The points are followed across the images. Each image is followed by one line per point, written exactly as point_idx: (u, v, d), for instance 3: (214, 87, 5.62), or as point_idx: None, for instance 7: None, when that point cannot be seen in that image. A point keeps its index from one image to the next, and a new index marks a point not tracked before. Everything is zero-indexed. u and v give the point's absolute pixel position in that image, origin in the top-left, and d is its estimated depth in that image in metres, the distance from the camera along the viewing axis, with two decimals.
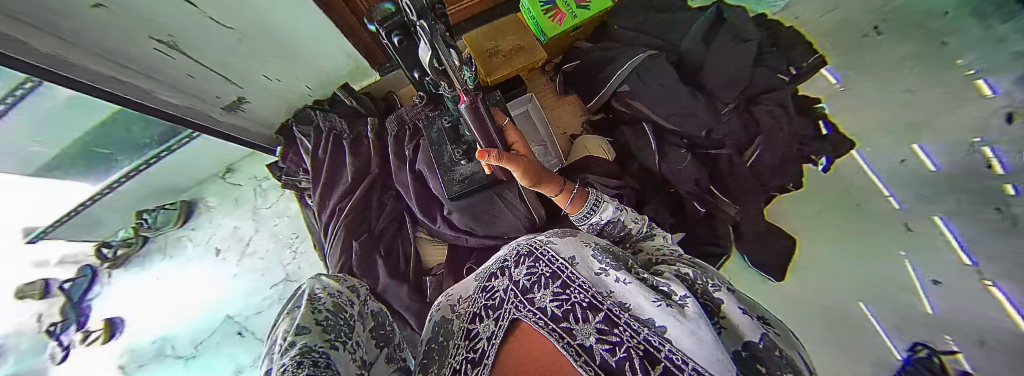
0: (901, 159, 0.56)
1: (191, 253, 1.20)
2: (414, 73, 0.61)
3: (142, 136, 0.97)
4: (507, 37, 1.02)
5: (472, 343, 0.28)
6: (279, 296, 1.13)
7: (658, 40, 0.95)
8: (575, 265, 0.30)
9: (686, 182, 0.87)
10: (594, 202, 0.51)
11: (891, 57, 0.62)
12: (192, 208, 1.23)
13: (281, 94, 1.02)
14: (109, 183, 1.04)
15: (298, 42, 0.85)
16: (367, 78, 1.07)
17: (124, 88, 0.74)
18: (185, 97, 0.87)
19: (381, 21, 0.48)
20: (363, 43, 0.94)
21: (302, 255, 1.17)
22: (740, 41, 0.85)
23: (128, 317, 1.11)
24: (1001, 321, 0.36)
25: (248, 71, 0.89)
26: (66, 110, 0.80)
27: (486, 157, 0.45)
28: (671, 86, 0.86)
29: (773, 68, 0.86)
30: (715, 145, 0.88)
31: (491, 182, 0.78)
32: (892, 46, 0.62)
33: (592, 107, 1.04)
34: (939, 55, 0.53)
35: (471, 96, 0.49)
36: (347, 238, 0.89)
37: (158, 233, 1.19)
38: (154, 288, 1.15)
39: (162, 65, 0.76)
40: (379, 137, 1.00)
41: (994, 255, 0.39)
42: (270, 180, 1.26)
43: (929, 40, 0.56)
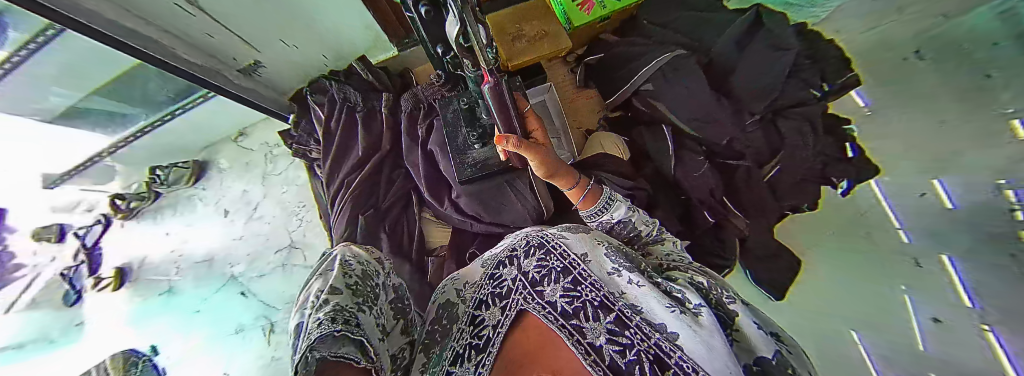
0: (921, 193, 0.53)
1: (201, 211, 1.22)
2: (436, 48, 0.59)
3: (158, 93, 0.98)
4: (532, 21, 0.99)
5: (476, 329, 0.28)
6: (283, 262, 1.15)
7: (687, 40, 0.93)
8: (587, 262, 0.30)
9: (700, 190, 0.85)
10: (608, 200, 0.50)
11: (921, 74, 0.59)
12: (203, 168, 1.25)
13: (295, 61, 1.01)
14: (122, 139, 1.07)
15: (319, 8, 0.84)
16: (386, 53, 1.05)
17: (145, 43, 0.75)
18: (203, 56, 0.87)
19: None
20: (384, 16, 0.91)
21: (308, 224, 1.19)
22: (776, 50, 0.82)
23: (136, 267, 1.15)
24: (985, 360, 0.36)
25: (266, 34, 0.88)
26: (85, 62, 0.82)
27: (504, 143, 0.45)
28: (698, 90, 0.83)
29: (806, 82, 0.83)
30: (735, 156, 0.86)
31: (504, 169, 0.78)
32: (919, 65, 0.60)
33: (610, 104, 1.02)
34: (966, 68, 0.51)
35: (496, 76, 0.46)
36: (354, 212, 0.90)
37: (171, 189, 1.22)
38: (166, 243, 1.18)
39: (178, 20, 0.76)
40: (392, 113, 1.00)
41: (996, 294, 0.38)
42: (280, 148, 1.26)
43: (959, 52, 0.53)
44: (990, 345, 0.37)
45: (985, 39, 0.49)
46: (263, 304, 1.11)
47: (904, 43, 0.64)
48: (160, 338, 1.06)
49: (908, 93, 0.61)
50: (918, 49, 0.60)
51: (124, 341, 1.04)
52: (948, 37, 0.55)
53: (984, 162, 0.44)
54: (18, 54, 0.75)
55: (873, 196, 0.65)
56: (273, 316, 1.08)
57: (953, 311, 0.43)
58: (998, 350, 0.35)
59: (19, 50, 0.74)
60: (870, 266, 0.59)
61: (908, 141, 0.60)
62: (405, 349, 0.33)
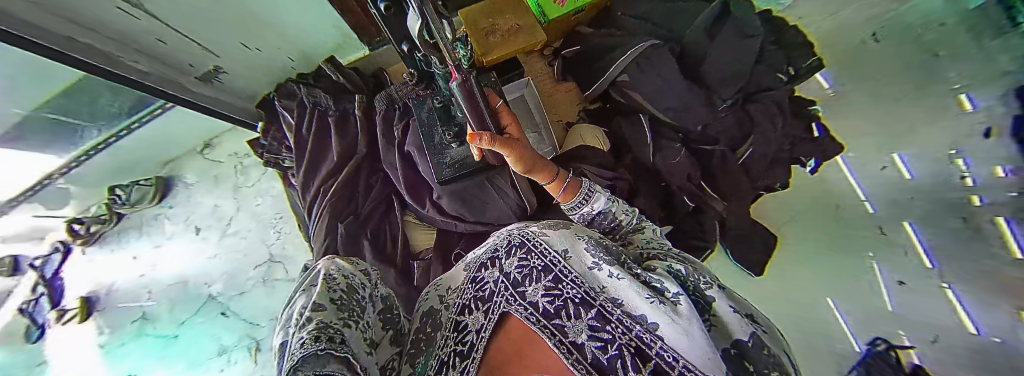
0: (883, 166, 0.57)
1: (170, 231, 1.15)
2: (403, 46, 0.57)
3: (109, 107, 0.92)
4: (506, 15, 0.98)
5: (460, 336, 0.28)
6: (263, 277, 1.11)
7: (660, 29, 0.94)
8: (567, 259, 0.30)
9: (679, 176, 0.86)
10: (587, 193, 0.50)
11: (881, 57, 0.62)
12: (169, 184, 1.18)
13: (260, 65, 0.96)
14: (78, 154, 1.00)
15: (282, 9, 0.80)
16: (357, 52, 1.03)
17: (91, 53, 0.70)
18: (157, 64, 0.82)
19: None
20: (357, 20, 0.88)
21: (286, 236, 1.15)
22: (745, 36, 0.84)
23: (106, 295, 1.07)
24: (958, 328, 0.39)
25: (225, 37, 0.83)
26: (22, 76, 0.75)
27: (478, 140, 0.43)
28: (673, 79, 0.85)
29: (773, 66, 0.83)
30: (709, 141, 0.88)
31: (484, 167, 0.76)
32: (878, 49, 0.63)
33: (590, 96, 1.03)
34: (922, 51, 0.55)
35: (463, 75, 0.47)
36: (332, 219, 0.87)
37: (134, 210, 1.15)
38: (132, 268, 1.11)
39: (129, 27, 0.71)
40: (366, 115, 0.97)
41: (959, 263, 0.42)
42: (251, 158, 1.20)
43: (914, 36, 0.57)
44: (957, 314, 0.40)
45: (935, 20, 0.54)
46: (245, 322, 1.06)
47: (863, 27, 0.68)
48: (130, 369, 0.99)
49: (870, 70, 0.64)
50: (875, 31, 0.65)
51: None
52: (904, 21, 0.60)
53: (942, 135, 0.47)
54: None
55: (838, 170, 0.69)
56: (258, 335, 1.05)
57: (916, 277, 0.47)
58: (964, 320, 0.39)
59: None
60: (840, 239, 0.61)
61: (867, 119, 0.63)
62: (393, 360, 0.32)
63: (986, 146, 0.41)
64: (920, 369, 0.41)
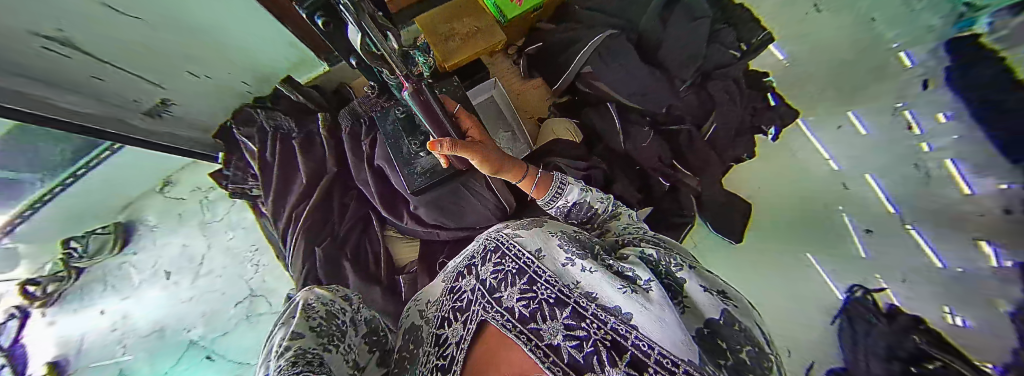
0: (839, 125, 0.61)
1: (139, 280, 1.08)
2: (351, 60, 0.58)
3: (54, 154, 0.87)
4: (463, 19, 0.98)
5: (441, 349, 0.28)
6: (246, 314, 1.07)
7: (616, 19, 0.95)
8: (540, 258, 0.30)
9: (650, 159, 0.89)
10: (560, 184, 0.51)
11: (829, 29, 0.66)
12: (129, 230, 1.10)
13: (211, 93, 0.92)
14: (26, 206, 0.92)
15: (230, 32, 0.77)
16: (317, 68, 0.98)
17: (25, 101, 0.63)
18: (99, 104, 0.77)
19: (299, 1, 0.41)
20: (309, 38, 0.85)
21: (266, 269, 1.10)
22: (692, 19, 0.88)
23: (73, 355, 0.97)
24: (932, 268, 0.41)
25: (169, 67, 0.79)
26: None
27: (438, 147, 0.45)
28: (631, 67, 0.89)
29: (724, 45, 0.89)
30: (675, 121, 0.91)
31: (452, 174, 0.77)
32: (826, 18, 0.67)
33: (557, 90, 1.03)
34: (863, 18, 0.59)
35: (415, 83, 0.48)
36: (308, 244, 0.84)
37: (93, 260, 1.05)
38: (94, 326, 1.02)
39: (59, 67, 0.66)
40: (331, 132, 0.93)
41: (918, 208, 0.44)
42: (216, 191, 1.15)
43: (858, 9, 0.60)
44: (923, 248, 0.43)
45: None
46: (234, 362, 1.02)
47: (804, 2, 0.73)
48: None
49: (821, 40, 0.67)
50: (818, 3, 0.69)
51: None
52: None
53: (888, 93, 0.51)
54: None
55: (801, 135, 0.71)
56: (247, 373, 1.01)
57: (879, 223, 0.49)
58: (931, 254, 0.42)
59: None
60: (806, 197, 0.64)
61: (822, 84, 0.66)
62: None
63: (924, 97, 0.45)
64: (897, 310, 0.44)
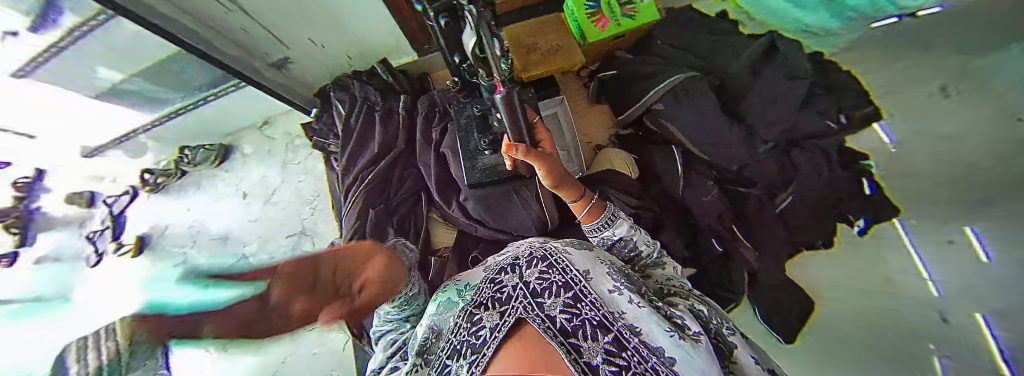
0: (948, 238, 0.61)
1: (224, 192, 1.29)
2: (455, 57, 0.61)
3: (190, 82, 1.02)
4: (548, 35, 1.02)
5: (474, 329, 0.29)
6: (292, 247, 1.20)
7: (701, 62, 0.91)
8: (588, 280, 0.32)
9: (708, 216, 0.83)
10: (609, 218, 0.50)
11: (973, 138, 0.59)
12: (229, 152, 1.31)
13: (321, 61, 1.06)
14: (160, 118, 1.12)
15: (349, 10, 0.87)
16: (405, 57, 1.10)
17: (180, 30, 0.78)
18: (238, 50, 0.91)
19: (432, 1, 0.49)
20: (410, 28, 0.96)
21: (320, 213, 1.23)
22: (789, 79, 0.78)
23: (154, 235, 1.26)
24: None
25: (296, 31, 0.92)
26: (122, 48, 0.84)
27: (513, 151, 0.45)
28: (709, 112, 0.81)
29: (822, 113, 0.76)
30: (745, 183, 0.83)
31: (509, 178, 0.77)
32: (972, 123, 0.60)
33: (623, 120, 0.99)
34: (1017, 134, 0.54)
35: (507, 88, 0.49)
36: (364, 206, 0.92)
37: (196, 170, 1.30)
38: (185, 217, 1.26)
39: (220, 14, 0.80)
40: (409, 114, 1.04)
41: None
42: (302, 139, 1.31)
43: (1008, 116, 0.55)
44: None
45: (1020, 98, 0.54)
46: None
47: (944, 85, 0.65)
48: None
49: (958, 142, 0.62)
50: (947, 84, 0.65)
51: None
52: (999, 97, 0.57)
53: None
54: (76, 34, 0.78)
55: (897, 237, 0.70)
56: None
57: None
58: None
59: (79, 26, 0.76)
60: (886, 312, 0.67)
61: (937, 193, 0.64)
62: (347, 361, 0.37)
63: None
64: None
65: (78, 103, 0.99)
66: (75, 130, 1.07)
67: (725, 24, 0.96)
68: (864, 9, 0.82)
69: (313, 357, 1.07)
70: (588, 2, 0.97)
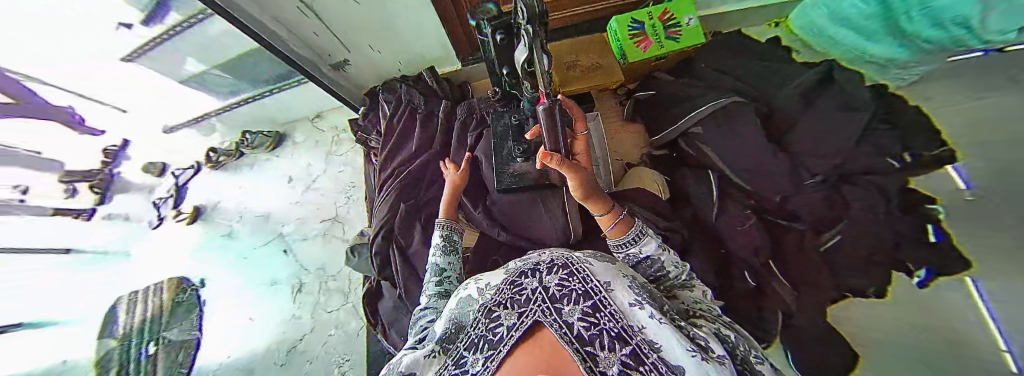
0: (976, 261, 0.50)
1: (272, 175, 1.41)
2: (502, 69, 0.63)
3: (261, 76, 1.14)
4: (590, 54, 1.06)
5: (492, 325, 0.30)
6: (325, 231, 1.28)
7: (746, 87, 0.88)
8: (609, 291, 0.31)
9: (742, 248, 0.77)
10: (636, 236, 0.50)
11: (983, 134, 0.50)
12: (282, 140, 1.45)
13: (375, 65, 1.14)
14: (229, 104, 1.26)
15: (408, 22, 0.93)
16: (450, 66, 1.19)
17: (266, 33, 0.86)
18: (307, 51, 0.99)
19: (490, 19, 0.54)
20: (455, 32, 1.02)
21: (354, 203, 1.31)
22: (845, 110, 0.72)
23: (207, 207, 1.41)
24: None
25: (359, 39, 0.99)
26: (208, 43, 0.96)
27: (548, 160, 0.46)
28: (750, 138, 0.77)
29: (880, 149, 0.69)
30: (787, 216, 0.77)
31: (539, 185, 0.82)
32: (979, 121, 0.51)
33: (657, 142, 0.97)
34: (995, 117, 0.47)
35: (551, 101, 0.45)
36: (396, 200, 0.96)
37: (253, 152, 1.42)
38: (238, 193, 1.41)
39: (299, 22, 0.87)
40: (448, 117, 1.09)
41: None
42: (346, 133, 1.42)
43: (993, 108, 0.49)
44: None
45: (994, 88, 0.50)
46: (298, 266, 1.24)
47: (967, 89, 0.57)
48: (212, 264, 1.31)
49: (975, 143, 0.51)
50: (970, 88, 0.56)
51: (175, 267, 1.30)
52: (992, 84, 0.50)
53: None
54: (177, 30, 0.90)
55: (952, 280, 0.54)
56: (302, 278, 1.22)
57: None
58: None
59: (181, 24, 0.88)
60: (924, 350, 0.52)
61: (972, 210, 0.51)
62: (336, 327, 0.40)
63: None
64: None
65: (168, 87, 1.13)
66: (158, 110, 1.23)
67: (776, 52, 0.93)
68: (940, 41, 0.63)
69: (328, 339, 1.12)
70: (632, 23, 0.98)
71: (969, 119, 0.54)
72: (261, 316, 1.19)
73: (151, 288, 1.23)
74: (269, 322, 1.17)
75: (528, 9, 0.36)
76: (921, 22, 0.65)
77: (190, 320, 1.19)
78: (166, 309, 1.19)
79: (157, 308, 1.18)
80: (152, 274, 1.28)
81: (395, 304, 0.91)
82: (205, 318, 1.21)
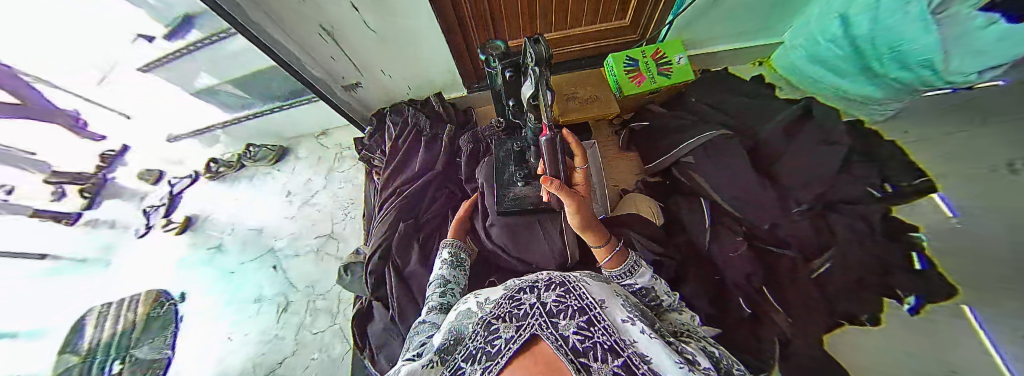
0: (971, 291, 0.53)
1: (271, 188, 1.41)
2: (510, 102, 0.65)
3: (270, 93, 1.18)
4: (587, 86, 1.12)
5: (490, 337, 0.30)
6: (318, 248, 1.26)
7: (734, 121, 0.92)
8: (603, 307, 0.31)
9: (735, 273, 0.76)
10: (632, 266, 0.51)
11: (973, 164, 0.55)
12: (284, 153, 1.47)
13: (385, 89, 1.19)
14: (236, 118, 1.29)
15: (421, 51, 0.99)
16: (457, 92, 1.25)
17: (285, 53, 0.90)
18: (322, 73, 1.03)
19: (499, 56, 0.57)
20: (464, 62, 1.08)
21: (352, 219, 1.31)
22: (824, 145, 0.76)
23: (198, 217, 1.40)
24: None
25: (374, 64, 1.04)
26: (225, 60, 1.00)
27: (548, 184, 0.46)
28: (738, 166, 0.80)
29: (862, 179, 0.73)
30: (777, 243, 0.77)
31: (538, 207, 0.81)
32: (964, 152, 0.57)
33: (651, 169, 1.01)
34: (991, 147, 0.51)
35: (552, 131, 0.48)
36: (396, 219, 0.97)
37: (254, 165, 1.44)
38: (233, 205, 1.40)
39: (319, 46, 0.92)
40: (451, 142, 1.11)
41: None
42: (349, 150, 1.44)
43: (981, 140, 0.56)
44: None
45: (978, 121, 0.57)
46: (287, 282, 1.21)
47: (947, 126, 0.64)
48: (198, 277, 1.27)
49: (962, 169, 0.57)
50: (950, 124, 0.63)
51: (158, 279, 1.28)
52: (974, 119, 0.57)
53: None
54: (196, 45, 0.94)
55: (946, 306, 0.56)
56: (289, 296, 1.19)
57: None
58: None
59: (202, 40, 0.92)
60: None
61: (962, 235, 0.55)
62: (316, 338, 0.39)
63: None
64: None
65: (182, 98, 1.17)
66: (166, 118, 1.26)
67: (761, 88, 0.98)
68: (910, 81, 0.72)
69: (310, 364, 1.06)
70: (627, 61, 1.04)
71: (957, 146, 0.61)
72: (241, 333, 1.14)
73: (128, 300, 1.21)
74: (248, 342, 1.12)
75: (536, 55, 0.42)
76: (890, 65, 0.74)
77: (162, 337, 1.15)
78: (139, 323, 1.16)
79: (130, 321, 1.15)
80: (133, 285, 1.26)
81: (386, 326, 0.88)
82: (178, 335, 1.16)
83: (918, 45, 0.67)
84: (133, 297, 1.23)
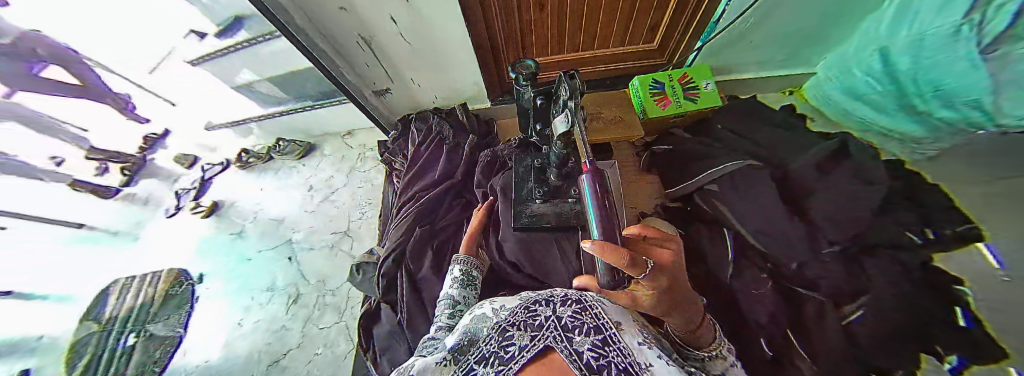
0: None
1: (294, 182, 1.47)
2: (537, 124, 0.66)
3: (303, 92, 1.24)
4: (612, 107, 1.12)
5: (503, 343, 0.30)
6: (332, 243, 1.30)
7: (763, 151, 0.89)
8: (619, 328, 0.30)
9: (758, 313, 0.71)
10: None
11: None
12: (311, 149, 1.53)
13: (413, 97, 1.23)
14: (271, 113, 1.36)
15: (450, 64, 1.02)
16: (482, 104, 1.28)
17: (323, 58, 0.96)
18: (356, 79, 1.09)
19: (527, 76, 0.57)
20: (490, 76, 1.11)
21: (367, 218, 1.34)
22: (862, 182, 0.71)
23: (224, 203, 1.47)
24: None
25: (405, 74, 1.08)
26: (268, 59, 1.07)
27: None
28: (766, 198, 0.76)
29: (902, 223, 0.68)
30: (806, 284, 0.71)
31: (557, 226, 0.81)
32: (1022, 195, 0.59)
33: (671, 194, 0.97)
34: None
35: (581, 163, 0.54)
36: (412, 224, 0.98)
37: (281, 158, 1.52)
38: (257, 195, 1.46)
39: (357, 54, 0.98)
40: (473, 151, 1.13)
41: None
42: (372, 152, 1.49)
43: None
44: None
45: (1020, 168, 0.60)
46: (299, 273, 1.25)
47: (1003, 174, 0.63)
48: (217, 260, 1.33)
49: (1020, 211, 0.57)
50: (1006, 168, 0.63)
51: (179, 259, 1.34)
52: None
53: None
54: (246, 43, 1.00)
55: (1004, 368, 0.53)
56: (300, 288, 1.22)
57: None
58: None
59: (252, 40, 0.98)
60: None
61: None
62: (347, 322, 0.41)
63: None
64: None
65: (224, 91, 1.25)
66: (207, 107, 1.35)
67: (792, 119, 0.95)
68: (956, 121, 0.71)
69: (314, 358, 1.07)
70: (653, 84, 1.04)
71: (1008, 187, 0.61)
72: (250, 320, 1.17)
73: (152, 276, 1.29)
74: (256, 329, 1.15)
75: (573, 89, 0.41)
76: (934, 104, 0.74)
77: (176, 316, 1.20)
78: (158, 299, 1.23)
79: (151, 296, 1.23)
80: (157, 260, 1.35)
81: (392, 329, 0.89)
82: (191, 315, 1.21)
83: (961, 81, 0.68)
84: (156, 274, 1.30)
